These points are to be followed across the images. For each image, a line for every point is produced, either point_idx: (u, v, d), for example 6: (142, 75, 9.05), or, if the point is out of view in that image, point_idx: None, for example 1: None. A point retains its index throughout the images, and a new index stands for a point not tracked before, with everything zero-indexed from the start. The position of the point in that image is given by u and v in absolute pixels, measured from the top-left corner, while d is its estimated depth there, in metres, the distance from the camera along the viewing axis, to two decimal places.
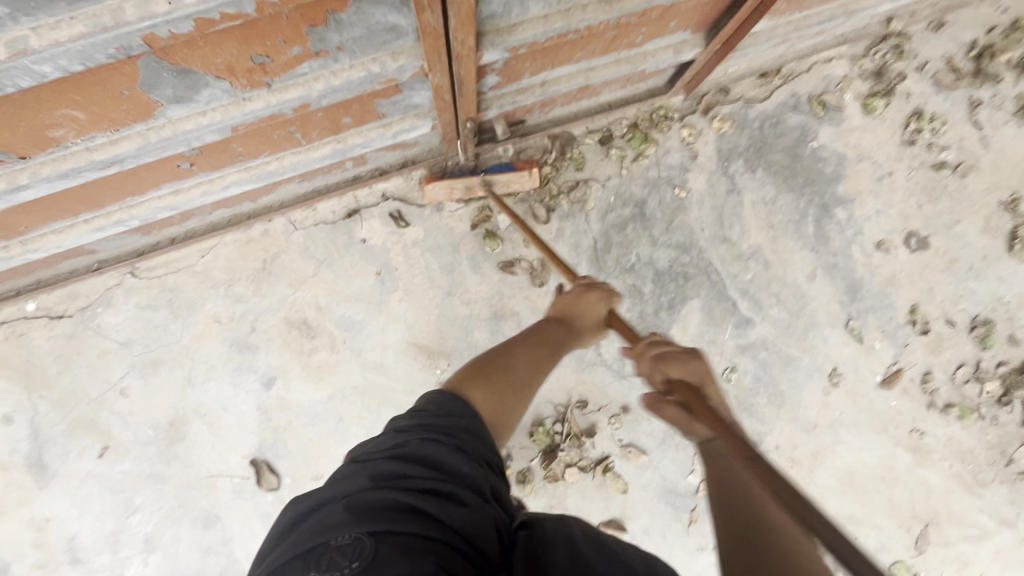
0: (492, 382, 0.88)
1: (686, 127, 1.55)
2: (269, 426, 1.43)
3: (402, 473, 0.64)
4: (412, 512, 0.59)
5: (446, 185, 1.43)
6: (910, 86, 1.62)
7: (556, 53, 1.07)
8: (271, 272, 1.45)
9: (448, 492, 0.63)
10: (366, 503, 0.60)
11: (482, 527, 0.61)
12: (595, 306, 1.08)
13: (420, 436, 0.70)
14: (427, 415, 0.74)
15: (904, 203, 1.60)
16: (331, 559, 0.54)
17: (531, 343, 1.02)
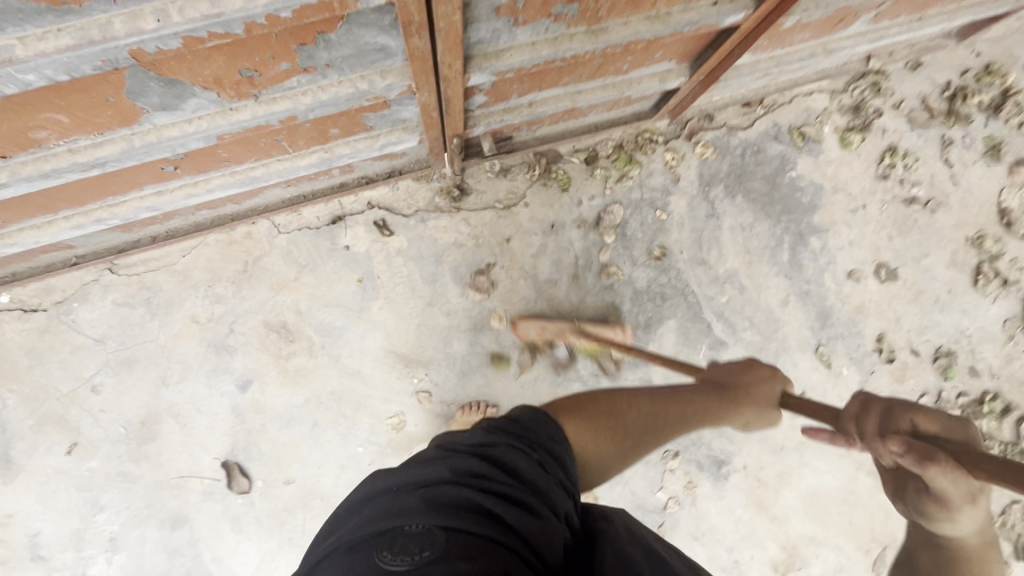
0: (596, 410, 0.92)
1: (670, 151, 1.58)
2: (243, 428, 1.43)
3: (481, 474, 0.62)
4: (488, 516, 0.56)
5: (541, 325, 1.47)
6: (886, 122, 1.68)
7: (543, 77, 1.10)
8: (251, 275, 1.45)
9: (524, 503, 0.60)
10: (441, 495, 0.58)
11: (552, 542, 0.58)
12: (751, 379, 1.03)
13: (504, 443, 0.68)
14: (509, 427, 0.72)
15: (875, 234, 1.66)
16: (404, 544, 0.52)
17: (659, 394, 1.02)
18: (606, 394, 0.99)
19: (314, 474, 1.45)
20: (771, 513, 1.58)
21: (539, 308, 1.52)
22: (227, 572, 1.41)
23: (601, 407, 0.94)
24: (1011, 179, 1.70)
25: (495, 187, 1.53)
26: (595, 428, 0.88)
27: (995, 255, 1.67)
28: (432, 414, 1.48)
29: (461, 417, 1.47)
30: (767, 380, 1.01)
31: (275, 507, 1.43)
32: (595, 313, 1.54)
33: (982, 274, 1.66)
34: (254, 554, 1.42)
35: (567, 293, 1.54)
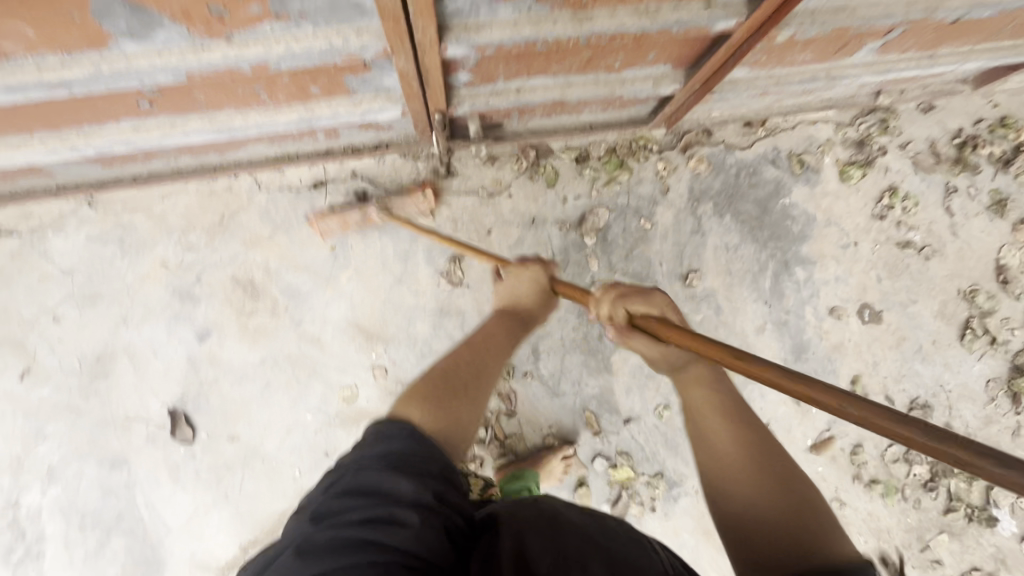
0: (428, 386, 0.85)
1: (663, 161, 1.56)
2: (195, 378, 1.43)
3: (347, 509, 0.63)
4: (364, 543, 0.59)
5: (341, 219, 1.45)
6: (890, 161, 1.64)
7: (530, 60, 1.08)
8: (226, 227, 1.45)
9: (395, 517, 0.62)
10: (313, 551, 0.59)
11: (436, 540, 0.62)
12: (531, 284, 1.09)
13: (356, 466, 0.68)
14: (367, 442, 0.72)
15: (864, 273, 1.61)
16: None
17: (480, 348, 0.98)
18: (432, 371, 0.90)
19: (258, 435, 1.43)
20: (718, 542, 1.53)
21: None
22: (158, 520, 1.40)
23: (432, 381, 0.87)
24: (1014, 237, 1.64)
25: (482, 174, 1.52)
26: (433, 405, 0.81)
27: (986, 311, 1.62)
28: (386, 391, 1.46)
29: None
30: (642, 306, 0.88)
31: (215, 462, 1.42)
32: (564, 314, 1.51)
33: (971, 329, 1.61)
34: (187, 507, 1.41)
35: None
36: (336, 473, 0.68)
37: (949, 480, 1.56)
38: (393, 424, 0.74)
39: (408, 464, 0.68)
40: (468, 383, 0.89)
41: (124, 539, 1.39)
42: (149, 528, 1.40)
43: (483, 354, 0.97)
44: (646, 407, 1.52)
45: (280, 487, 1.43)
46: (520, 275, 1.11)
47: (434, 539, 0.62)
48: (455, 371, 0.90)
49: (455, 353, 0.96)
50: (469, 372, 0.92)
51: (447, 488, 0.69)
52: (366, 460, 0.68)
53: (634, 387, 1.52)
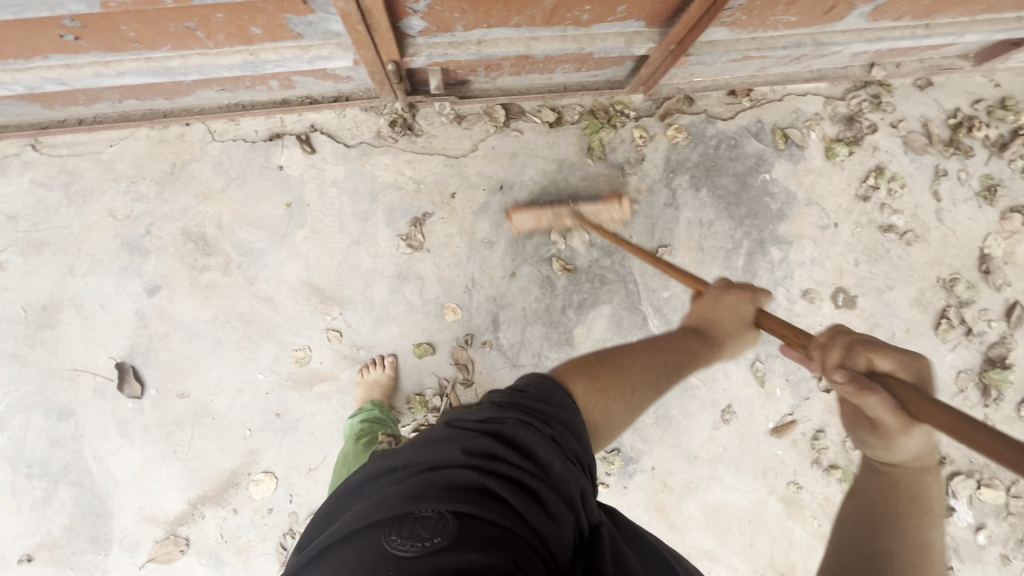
0: (598, 363, 0.79)
1: (639, 129, 1.49)
2: (144, 333, 1.39)
3: (496, 457, 0.57)
4: (500, 502, 0.52)
5: (535, 211, 1.40)
6: (879, 140, 1.56)
7: (488, 8, 1.01)
8: (177, 178, 1.39)
9: (538, 493, 0.56)
10: (450, 480, 0.53)
11: (564, 542, 0.55)
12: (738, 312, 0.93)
13: (518, 416, 0.63)
14: (525, 395, 0.67)
15: (841, 256, 1.56)
16: (415, 532, 0.48)
17: (668, 351, 0.85)
18: (606, 351, 0.82)
19: (208, 392, 1.41)
20: (671, 520, 1.53)
21: (469, 268, 1.46)
22: (106, 473, 1.39)
23: (603, 360, 0.80)
24: (1002, 225, 1.58)
25: (447, 134, 1.45)
26: (599, 388, 0.74)
27: (964, 301, 1.57)
28: (340, 355, 1.43)
29: (361, 381, 1.41)
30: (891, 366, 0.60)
31: (164, 418, 1.40)
32: (527, 284, 1.47)
33: (947, 319, 1.57)
34: (136, 462, 1.40)
35: (502, 260, 1.46)
36: (494, 411, 0.63)
37: None
38: (562, 397, 0.69)
39: (560, 445, 0.62)
40: (637, 375, 0.79)
41: (71, 490, 1.38)
42: (97, 480, 1.39)
43: (665, 359, 0.84)
44: None
45: (230, 445, 1.41)
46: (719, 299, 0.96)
47: (563, 538, 0.55)
48: (632, 363, 0.80)
49: (639, 345, 0.86)
50: (641, 374, 0.80)
51: (586, 491, 0.62)
52: (525, 415, 0.63)
53: None
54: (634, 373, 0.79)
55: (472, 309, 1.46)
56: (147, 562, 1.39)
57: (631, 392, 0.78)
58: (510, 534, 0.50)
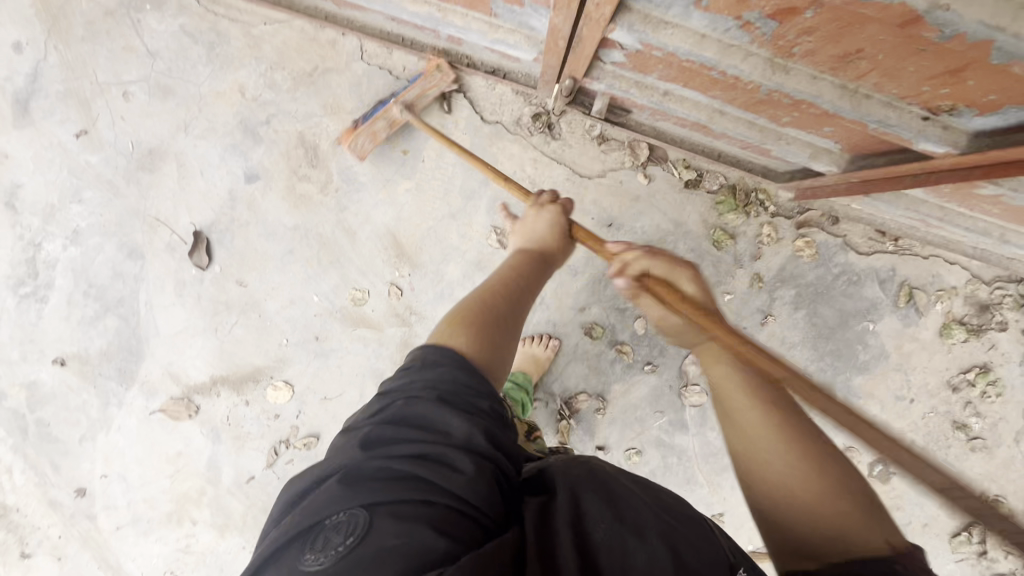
0: (473, 316, 0.82)
1: (770, 225, 1.41)
2: (229, 214, 1.42)
3: (393, 441, 0.64)
4: (410, 480, 0.61)
5: (370, 133, 1.32)
6: (1002, 340, 1.46)
7: (693, 77, 0.93)
8: (313, 82, 1.37)
9: (444, 456, 0.63)
10: (354, 480, 0.61)
11: (487, 494, 0.64)
12: (550, 227, 1.05)
13: (404, 397, 0.68)
14: (412, 369, 0.72)
15: (899, 431, 1.50)
16: (328, 539, 0.57)
17: (518, 284, 0.93)
18: (474, 302, 0.86)
19: (264, 290, 1.45)
20: None
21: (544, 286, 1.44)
22: (151, 319, 1.46)
23: (469, 314, 0.82)
24: None
25: (583, 149, 1.39)
26: (475, 333, 0.78)
27: None
28: (393, 311, 1.45)
29: (523, 349, 1.46)
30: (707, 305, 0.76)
31: (217, 296, 1.45)
32: (591, 324, 1.45)
33: (966, 532, 1.52)
34: (179, 322, 1.47)
35: (579, 292, 1.45)
36: (384, 401, 0.69)
37: None
38: (436, 356, 0.73)
39: (458, 403, 0.68)
40: (512, 317, 0.86)
41: (117, 321, 1.46)
42: (141, 323, 1.47)
43: (519, 289, 0.92)
44: (619, 443, 1.49)
45: (265, 345, 1.47)
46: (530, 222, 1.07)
47: (483, 485, 0.63)
48: (501, 305, 0.87)
49: (491, 293, 0.89)
50: (513, 310, 0.87)
51: (496, 433, 0.70)
52: (415, 391, 0.68)
53: (617, 421, 1.49)
54: (506, 309, 0.86)
55: (530, 323, 1.45)
56: (158, 410, 1.50)
57: (513, 323, 0.86)
58: (421, 507, 0.59)
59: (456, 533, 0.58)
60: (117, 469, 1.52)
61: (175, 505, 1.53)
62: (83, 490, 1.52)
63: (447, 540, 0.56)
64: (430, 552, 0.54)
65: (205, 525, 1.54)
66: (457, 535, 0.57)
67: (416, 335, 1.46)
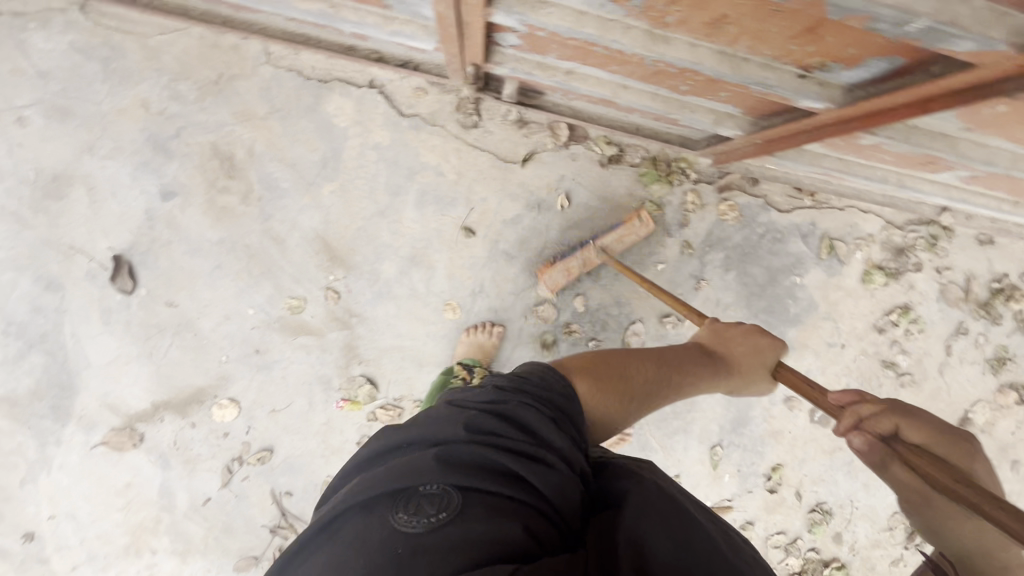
0: (602, 363, 0.91)
1: (694, 193, 1.45)
2: (148, 234, 1.37)
3: (494, 434, 0.69)
4: (502, 475, 0.66)
5: (566, 268, 1.39)
6: (918, 280, 1.54)
7: (588, 53, 0.94)
8: (220, 90, 1.33)
9: (537, 456, 0.69)
10: (451, 458, 0.66)
11: (565, 501, 0.69)
12: (752, 346, 1.04)
13: (515, 400, 0.74)
14: (527, 380, 0.79)
15: (834, 377, 1.57)
16: (419, 507, 0.62)
17: (671, 365, 0.98)
18: (622, 354, 0.95)
19: (197, 309, 1.42)
20: None
21: (482, 274, 1.45)
22: (79, 352, 1.41)
23: (606, 363, 0.92)
24: (995, 396, 1.62)
25: (504, 135, 1.39)
26: (601, 387, 0.86)
27: None
28: (332, 315, 1.44)
29: (467, 339, 1.45)
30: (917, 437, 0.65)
31: (147, 320, 1.41)
32: (532, 307, 1.47)
33: None
34: (110, 351, 1.42)
35: (516, 277, 1.46)
36: (495, 393, 0.75)
37: None
38: (553, 379, 0.80)
39: (561, 425, 0.75)
40: (637, 382, 0.91)
41: (43, 357, 1.40)
42: (70, 357, 1.41)
43: (668, 374, 0.96)
44: None
45: (204, 365, 1.44)
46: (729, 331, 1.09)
47: (565, 493, 0.69)
48: (635, 366, 0.94)
49: (642, 355, 0.97)
50: (642, 384, 0.92)
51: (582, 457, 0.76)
52: (524, 397, 0.75)
53: None
54: (634, 381, 0.91)
55: (471, 313, 1.46)
56: (100, 443, 1.45)
57: (633, 397, 0.90)
58: (511, 502, 0.64)
59: (538, 536, 0.63)
60: (65, 508, 1.47)
61: (131, 536, 1.49)
62: (31, 534, 1.47)
63: (528, 535, 0.62)
64: (512, 545, 0.59)
65: (165, 553, 1.50)
66: (537, 535, 0.63)
67: (359, 337, 1.45)
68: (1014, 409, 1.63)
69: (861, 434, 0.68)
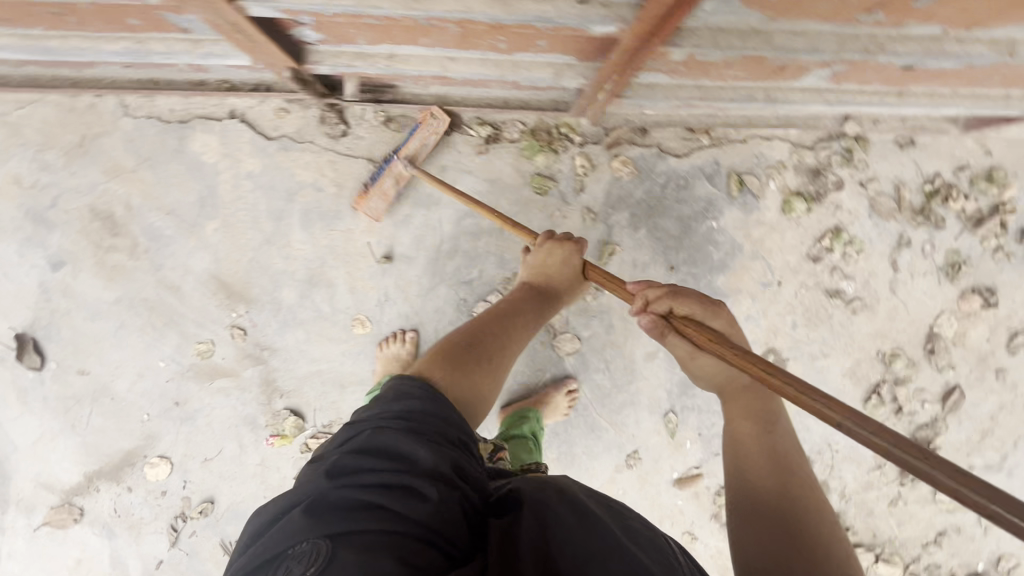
0: (451, 352, 0.89)
1: (583, 156, 1.39)
2: (47, 307, 1.37)
3: (360, 471, 0.66)
4: (374, 509, 0.62)
5: (382, 193, 1.34)
6: (844, 198, 1.45)
7: (387, 31, 0.90)
8: (86, 151, 1.33)
9: (408, 482, 0.66)
10: (320, 509, 0.62)
11: (450, 519, 0.66)
12: (563, 266, 1.08)
13: (374, 426, 0.72)
14: (385, 403, 0.76)
15: (778, 317, 1.48)
16: (290, 568, 0.57)
17: (514, 322, 1.00)
18: (461, 336, 0.93)
19: (108, 372, 1.40)
20: None
21: (385, 282, 1.41)
22: (4, 437, 1.41)
23: (452, 349, 0.91)
24: (958, 304, 1.50)
25: (376, 137, 1.37)
26: (458, 365, 0.87)
27: (900, 378, 1.51)
28: (243, 352, 1.41)
29: (381, 354, 1.40)
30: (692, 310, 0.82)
31: (63, 393, 1.40)
32: (442, 306, 1.42)
33: (877, 393, 1.51)
34: (33, 430, 1.41)
35: (419, 277, 1.41)
36: (355, 433, 0.72)
37: None
38: (407, 390, 0.77)
39: (425, 434, 0.71)
40: (492, 346, 0.94)
41: None
42: None
43: (511, 328, 0.99)
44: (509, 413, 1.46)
45: (128, 427, 1.42)
46: (551, 259, 1.09)
47: (445, 509, 0.66)
48: (484, 339, 0.94)
49: (479, 326, 0.97)
50: (497, 346, 0.95)
51: (463, 463, 0.73)
52: (384, 422, 0.72)
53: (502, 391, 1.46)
54: (490, 346, 0.94)
55: (382, 323, 1.42)
56: (42, 525, 1.43)
57: (494, 359, 0.93)
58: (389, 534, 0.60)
59: (422, 560, 0.59)
60: None
61: None
62: None
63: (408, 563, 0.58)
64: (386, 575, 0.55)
65: None
66: (416, 561, 0.59)
67: (275, 370, 1.42)
68: (983, 314, 1.50)
69: (647, 314, 0.84)
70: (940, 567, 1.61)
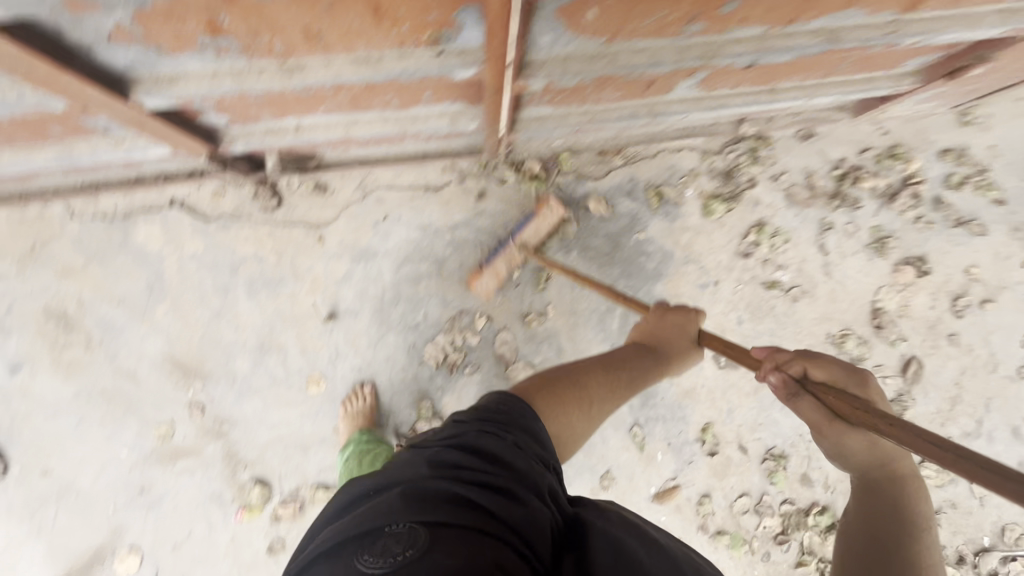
0: (553, 381, 0.93)
1: (505, 192, 1.47)
2: (7, 411, 1.40)
3: (460, 465, 0.65)
4: (470, 505, 0.59)
5: (494, 273, 1.43)
6: (760, 194, 1.53)
7: (284, 104, 0.98)
8: (37, 258, 1.41)
9: (507, 489, 0.64)
10: (418, 494, 0.59)
11: (544, 539, 0.62)
12: (677, 329, 1.08)
13: (477, 429, 0.72)
14: (487, 412, 0.77)
15: (722, 315, 1.52)
16: (386, 546, 0.53)
17: (621, 367, 1.01)
18: (569, 371, 0.97)
19: (71, 469, 1.41)
20: None
21: (334, 338, 1.45)
22: None
23: (556, 380, 0.94)
24: (894, 277, 1.54)
25: (309, 203, 1.45)
26: (561, 398, 0.89)
27: (854, 358, 1.52)
28: (203, 429, 1.43)
29: (345, 413, 1.42)
30: (823, 373, 0.77)
31: (28, 497, 1.40)
32: (393, 353, 1.45)
33: None
34: None
35: (367, 329, 1.45)
36: (456, 430, 0.72)
37: (800, 534, 1.50)
38: (511, 411, 0.79)
39: (523, 454, 0.71)
40: (592, 387, 0.95)
41: None
42: None
43: (616, 377, 0.99)
44: None
45: (94, 522, 1.41)
46: (666, 319, 1.10)
47: (541, 526, 0.63)
48: (590, 380, 0.95)
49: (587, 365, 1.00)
50: (599, 387, 0.96)
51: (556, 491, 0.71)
52: (489, 430, 0.73)
53: None
54: (590, 387, 0.94)
55: (336, 379, 1.44)
56: None
57: (594, 404, 0.93)
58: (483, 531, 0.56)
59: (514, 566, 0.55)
60: None
61: None
62: None
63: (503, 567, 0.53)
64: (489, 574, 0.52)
65: None
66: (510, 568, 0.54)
67: (236, 442, 1.43)
68: (921, 283, 1.54)
69: (778, 373, 0.80)
70: (944, 547, 1.56)
